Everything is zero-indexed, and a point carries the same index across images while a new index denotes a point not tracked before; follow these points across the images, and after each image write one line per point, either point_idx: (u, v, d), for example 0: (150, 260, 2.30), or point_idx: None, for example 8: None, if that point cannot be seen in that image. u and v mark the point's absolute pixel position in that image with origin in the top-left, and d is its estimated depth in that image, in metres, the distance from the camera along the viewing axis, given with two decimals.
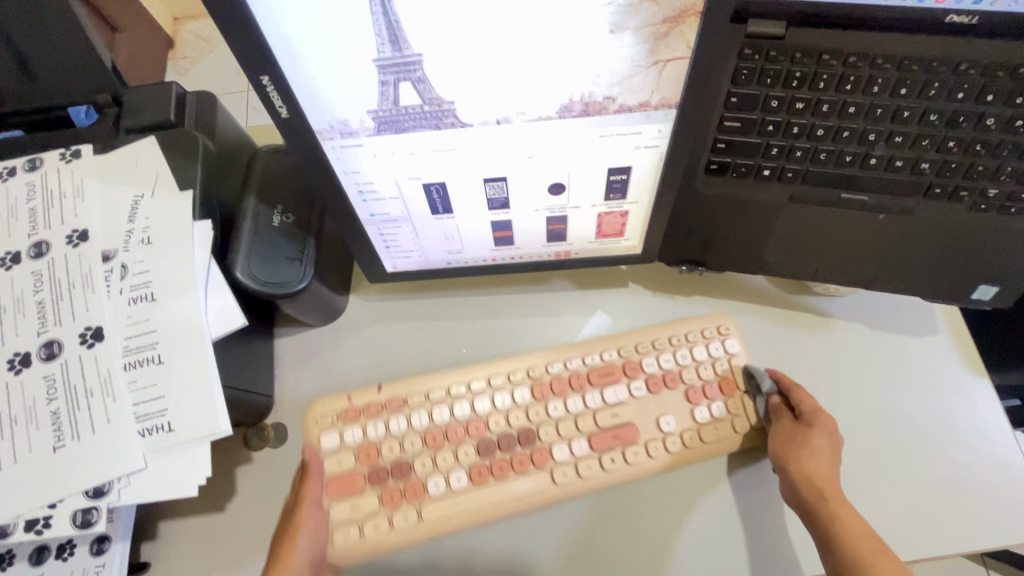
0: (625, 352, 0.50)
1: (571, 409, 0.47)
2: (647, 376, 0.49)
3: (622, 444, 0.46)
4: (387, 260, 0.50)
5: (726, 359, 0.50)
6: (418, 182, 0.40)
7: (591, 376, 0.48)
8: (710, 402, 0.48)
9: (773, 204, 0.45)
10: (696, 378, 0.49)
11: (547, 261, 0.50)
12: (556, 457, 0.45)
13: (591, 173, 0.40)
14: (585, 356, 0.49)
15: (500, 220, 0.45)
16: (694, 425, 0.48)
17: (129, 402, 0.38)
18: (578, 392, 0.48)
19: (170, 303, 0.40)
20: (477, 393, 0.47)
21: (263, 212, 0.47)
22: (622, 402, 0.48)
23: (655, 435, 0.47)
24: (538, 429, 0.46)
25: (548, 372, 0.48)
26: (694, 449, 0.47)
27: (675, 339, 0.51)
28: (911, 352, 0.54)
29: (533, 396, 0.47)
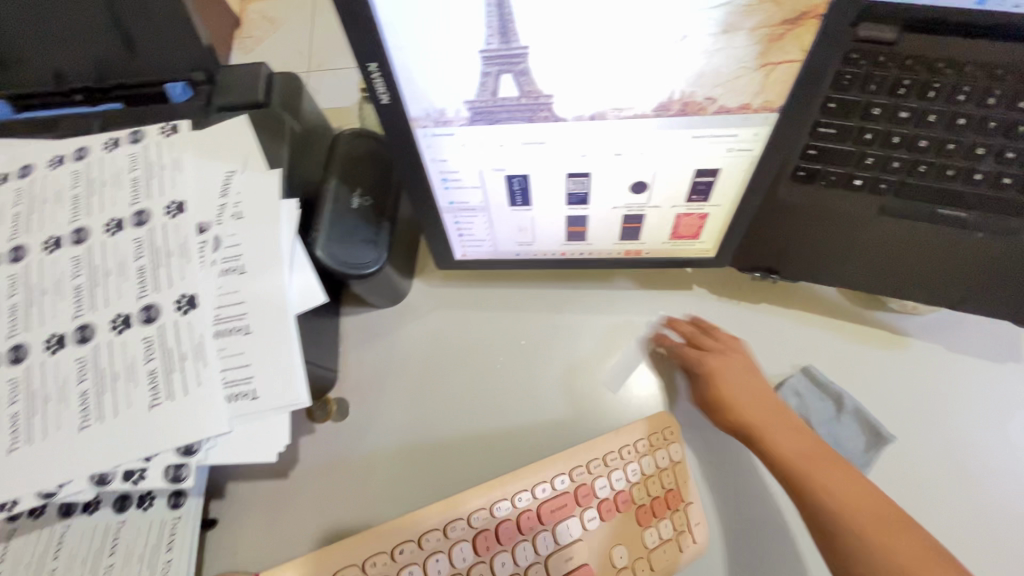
0: (572, 477, 0.45)
1: (522, 560, 0.42)
2: (599, 503, 0.45)
3: None
4: (458, 248, 0.50)
5: (672, 470, 0.47)
6: (501, 173, 0.41)
7: (542, 512, 0.43)
8: (659, 521, 0.45)
9: (860, 215, 0.44)
10: (646, 496, 0.46)
11: (616, 259, 0.50)
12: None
13: (677, 173, 0.40)
14: (534, 489, 0.44)
15: (577, 215, 0.45)
16: (645, 551, 0.44)
17: (218, 368, 0.40)
18: (528, 535, 0.43)
19: (259, 276, 0.42)
20: (429, 552, 0.41)
21: (343, 194, 0.48)
22: (574, 540, 0.43)
23: (608, 571, 0.43)
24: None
25: (492, 517, 0.43)
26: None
27: (624, 453, 0.47)
28: (991, 378, 0.52)
29: (476, 552, 0.41)
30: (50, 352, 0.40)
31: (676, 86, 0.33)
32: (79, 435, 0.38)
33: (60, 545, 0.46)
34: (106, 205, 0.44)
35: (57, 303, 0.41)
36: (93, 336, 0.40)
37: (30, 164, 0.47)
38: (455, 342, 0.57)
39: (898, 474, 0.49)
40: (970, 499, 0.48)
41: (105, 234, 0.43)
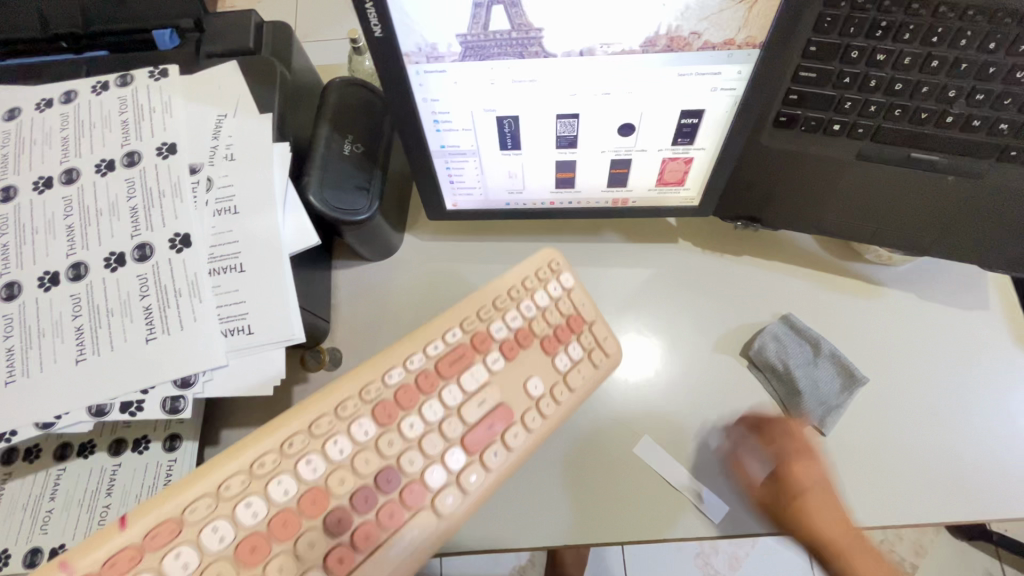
0: (468, 328, 0.46)
1: (431, 416, 0.42)
2: (498, 345, 0.46)
3: (500, 432, 0.43)
4: (449, 197, 0.51)
5: (566, 297, 0.49)
6: (492, 114, 0.41)
7: (440, 368, 0.43)
8: (565, 347, 0.47)
9: (840, 161, 0.45)
10: (546, 327, 0.47)
11: (604, 208, 0.51)
12: (449, 469, 0.41)
13: (664, 115, 0.41)
14: (426, 348, 0.44)
15: (566, 160, 0.45)
16: (558, 377, 0.47)
17: (213, 304, 0.40)
18: (432, 395, 0.43)
19: (252, 216, 0.42)
20: (348, 420, 0.40)
21: (335, 141, 0.49)
22: (482, 385, 0.44)
23: (525, 402, 0.45)
24: (418, 447, 0.41)
25: (388, 385, 0.42)
26: (568, 400, 0.46)
27: (513, 294, 0.48)
28: (960, 324, 0.54)
29: (378, 424, 0.41)
30: (43, 289, 0.40)
31: (663, 20, 0.34)
32: (76, 368, 0.38)
33: (56, 487, 0.47)
34: (96, 147, 0.44)
35: (50, 242, 0.41)
36: (87, 274, 0.40)
37: (16, 107, 0.46)
38: (445, 294, 0.58)
39: (872, 415, 0.51)
40: (940, 436, 0.50)
41: (97, 175, 0.43)
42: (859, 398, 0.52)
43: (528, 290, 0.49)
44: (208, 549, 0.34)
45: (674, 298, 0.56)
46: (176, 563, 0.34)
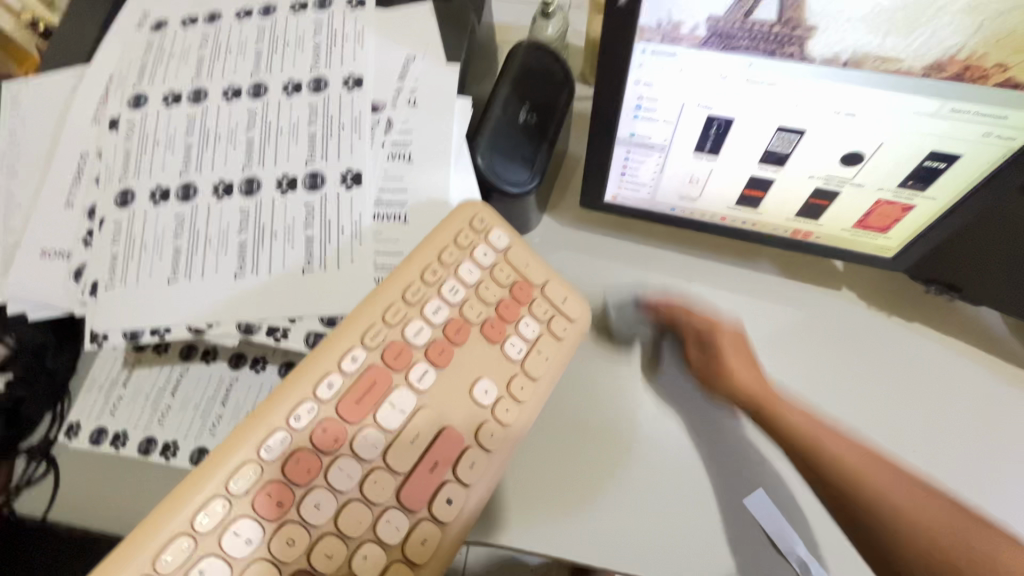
0: (375, 342, 0.36)
1: (347, 469, 0.33)
2: (419, 356, 0.36)
3: (447, 464, 0.35)
4: (612, 188, 0.47)
5: (504, 262, 0.40)
6: (705, 111, 0.37)
7: (339, 409, 0.34)
8: (513, 329, 0.39)
9: None
10: (484, 310, 0.38)
11: (779, 236, 0.46)
12: (389, 538, 0.33)
13: (907, 152, 0.35)
14: (318, 390, 0.34)
15: (764, 177, 0.41)
16: (513, 368, 0.38)
17: (372, 249, 0.39)
18: (338, 449, 0.33)
19: (426, 168, 0.41)
20: (234, 513, 0.31)
21: (509, 106, 0.46)
22: (411, 416, 0.35)
23: (473, 414, 0.36)
24: (337, 523, 0.32)
25: (276, 449, 0.32)
26: (529, 397, 0.38)
27: (430, 279, 0.38)
28: None
29: (272, 511, 0.31)
30: (217, 198, 0.40)
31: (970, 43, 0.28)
32: (234, 282, 0.38)
33: (178, 385, 0.49)
34: (286, 65, 0.44)
35: (229, 151, 0.41)
36: (259, 191, 0.40)
37: (219, 12, 0.46)
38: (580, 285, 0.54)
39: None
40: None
41: (282, 94, 0.43)
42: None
43: (465, 250, 0.39)
44: (236, 559, 0.30)
45: (824, 349, 0.50)
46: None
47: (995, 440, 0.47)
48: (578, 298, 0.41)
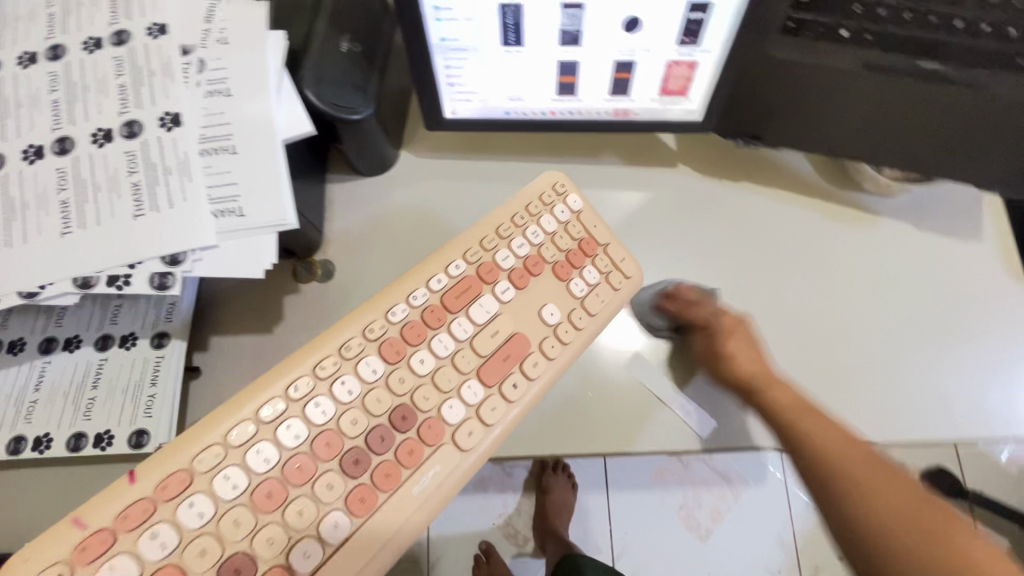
0: (473, 259, 0.46)
1: (440, 347, 0.42)
2: (508, 275, 0.46)
3: (515, 361, 0.44)
4: (447, 103, 0.50)
5: (577, 220, 0.49)
6: (495, 1, 0.40)
7: (446, 301, 0.43)
8: (580, 272, 0.47)
9: (846, 72, 0.44)
10: (557, 253, 0.47)
11: (605, 120, 0.51)
12: (469, 402, 0.42)
13: (669, 10, 0.40)
14: (429, 282, 0.44)
15: (569, 60, 0.45)
16: (574, 302, 0.47)
17: (204, 184, 0.39)
18: (441, 327, 0.43)
19: (245, 100, 0.41)
20: (355, 359, 0.40)
21: (331, 35, 0.47)
22: (495, 316, 0.44)
23: (542, 330, 0.45)
24: (431, 384, 0.42)
25: (391, 322, 0.42)
26: (586, 325, 0.47)
27: (519, 221, 0.47)
28: (952, 254, 0.54)
29: (386, 362, 0.41)
30: (28, 162, 0.39)
31: None
32: (61, 241, 0.37)
33: (41, 379, 0.46)
34: (83, 24, 0.42)
35: (34, 116, 0.40)
36: (73, 148, 0.39)
37: None
38: (446, 209, 0.58)
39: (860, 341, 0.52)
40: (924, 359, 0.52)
41: (83, 53, 0.42)
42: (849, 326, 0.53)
43: (547, 206, 0.49)
44: (285, 447, 0.37)
45: (669, 220, 0.56)
46: (225, 484, 0.35)
47: (838, 275, 0.54)
48: (634, 260, 0.50)
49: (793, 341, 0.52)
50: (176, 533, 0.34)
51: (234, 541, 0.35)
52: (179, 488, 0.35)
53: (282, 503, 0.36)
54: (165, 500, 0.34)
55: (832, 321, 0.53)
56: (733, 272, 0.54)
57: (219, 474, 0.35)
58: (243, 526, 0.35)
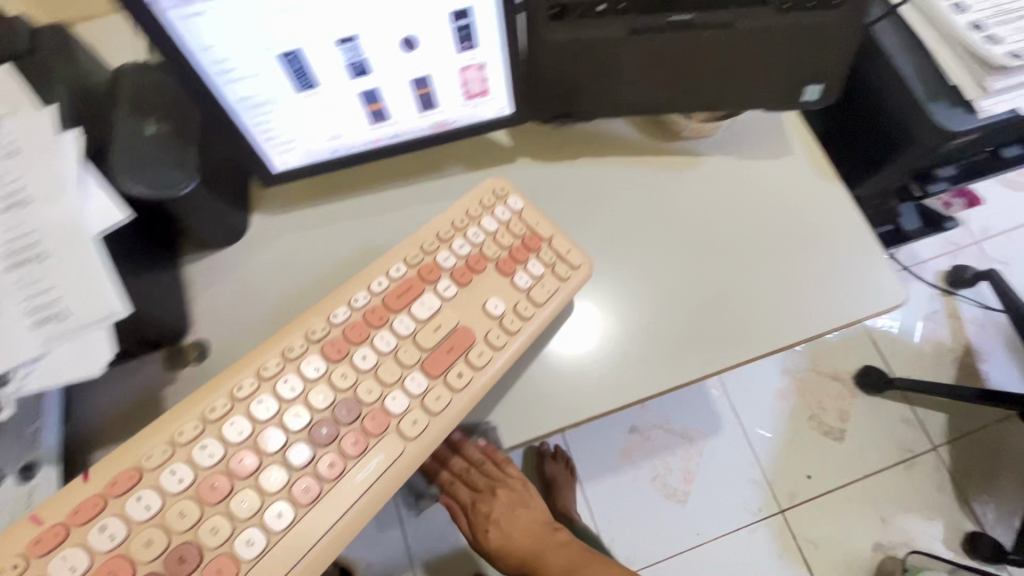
0: (414, 262, 0.49)
1: (381, 345, 0.45)
2: (450, 274, 0.49)
3: (457, 353, 0.46)
4: (273, 157, 0.51)
5: (518, 218, 0.52)
6: (274, 52, 0.42)
7: (388, 302, 0.47)
8: (524, 267, 0.50)
9: (615, 40, 0.49)
10: (498, 251, 0.50)
11: (428, 135, 0.53)
12: (412, 391, 0.44)
13: (434, 21, 0.43)
14: (370, 287, 0.48)
15: (368, 88, 0.47)
16: (519, 295, 0.49)
17: (18, 299, 0.39)
18: (383, 326, 0.46)
19: (45, 204, 0.41)
20: (298, 359, 0.44)
21: (135, 124, 0.48)
22: (436, 312, 0.47)
23: (487, 323, 0.48)
24: (374, 376, 0.45)
25: (334, 325, 0.46)
26: (532, 314, 0.48)
27: (459, 225, 0.51)
28: (773, 173, 0.60)
29: (331, 360, 0.44)
30: None
31: None
32: None
33: None
34: None
35: None
36: None
37: None
38: (306, 261, 0.58)
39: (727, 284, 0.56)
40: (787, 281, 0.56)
41: None
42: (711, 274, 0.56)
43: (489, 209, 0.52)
44: (230, 442, 0.41)
45: None
46: (171, 479, 0.39)
47: (696, 218, 0.58)
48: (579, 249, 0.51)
49: (670, 285, 0.56)
50: (125, 525, 0.38)
51: (179, 531, 0.39)
52: (129, 483, 0.39)
53: (225, 494, 0.40)
54: (114, 496, 0.39)
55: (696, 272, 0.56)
56: (595, 244, 0.58)
57: (166, 469, 0.40)
58: (187, 519, 0.39)
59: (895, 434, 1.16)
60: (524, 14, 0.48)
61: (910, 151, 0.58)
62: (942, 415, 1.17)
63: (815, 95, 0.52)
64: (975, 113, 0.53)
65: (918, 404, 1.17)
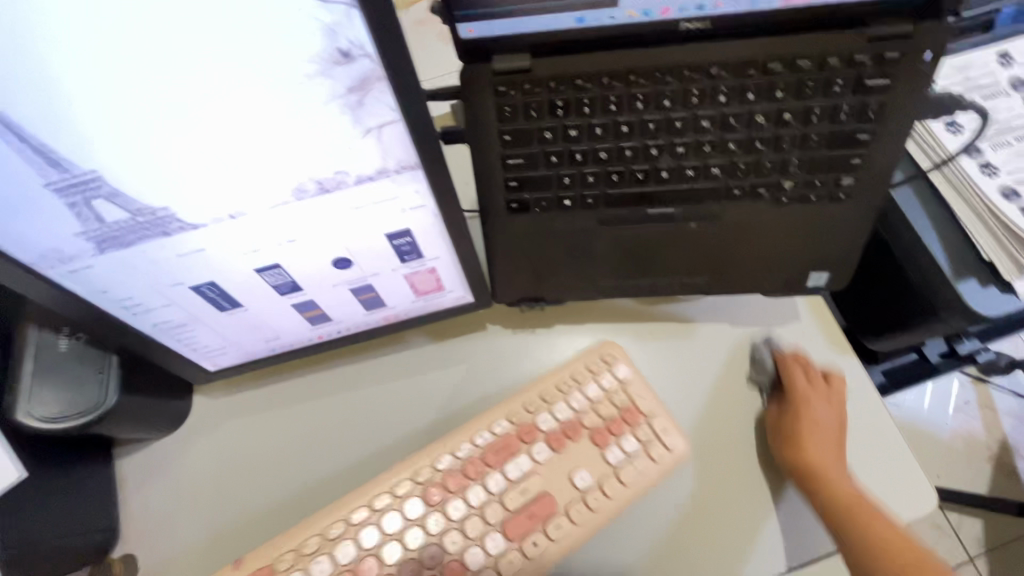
0: (514, 420, 0.46)
1: (473, 501, 0.43)
2: (546, 437, 0.45)
3: (539, 522, 0.43)
4: (205, 360, 0.46)
5: (622, 388, 0.47)
6: (183, 286, 0.37)
7: (488, 457, 0.44)
8: (620, 441, 0.45)
9: (586, 230, 0.43)
10: (598, 419, 0.46)
11: (379, 326, 0.47)
12: (490, 550, 0.42)
13: (369, 243, 0.37)
14: (473, 438, 0.45)
15: (301, 302, 0.41)
16: (609, 469, 0.44)
17: None
18: (478, 479, 0.43)
19: None
20: (401, 498, 0.43)
21: (46, 340, 0.43)
22: (526, 476, 0.44)
23: (572, 494, 0.44)
24: (460, 528, 0.42)
25: (438, 470, 0.44)
26: (618, 497, 0.44)
27: (563, 386, 0.47)
28: (778, 342, 0.53)
29: (428, 504, 0.42)
30: None
31: (303, 165, 0.31)
32: None
33: None
34: None
35: None
36: None
37: None
38: (256, 450, 0.52)
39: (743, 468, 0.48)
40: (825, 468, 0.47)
41: None
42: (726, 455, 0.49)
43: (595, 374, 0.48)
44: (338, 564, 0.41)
45: (490, 394, 0.52)
46: None
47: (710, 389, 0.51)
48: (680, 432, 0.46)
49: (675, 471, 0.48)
50: None
51: None
52: None
53: None
54: None
55: (707, 452, 0.49)
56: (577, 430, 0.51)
57: None
58: None
59: (925, 541, 1.05)
60: (478, 210, 0.42)
61: (934, 327, 0.50)
62: (978, 522, 1.07)
63: (820, 282, 0.46)
64: (1013, 293, 0.44)
65: (951, 510, 1.06)
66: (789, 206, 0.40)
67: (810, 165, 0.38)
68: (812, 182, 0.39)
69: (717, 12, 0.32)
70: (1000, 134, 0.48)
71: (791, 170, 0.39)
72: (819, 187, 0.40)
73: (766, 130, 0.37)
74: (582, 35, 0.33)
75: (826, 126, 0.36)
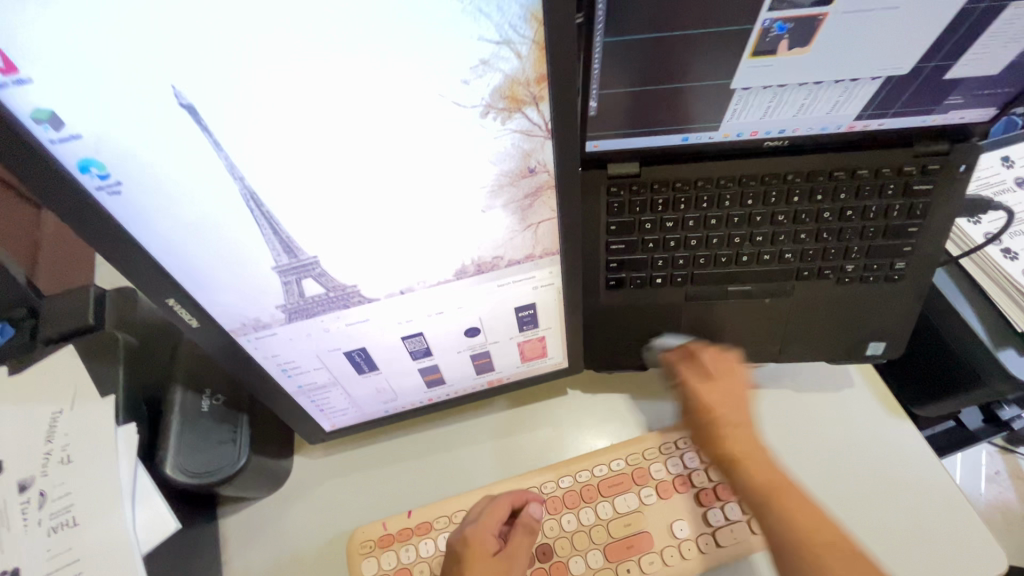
0: (634, 461, 0.52)
1: (584, 521, 0.50)
2: (657, 483, 0.51)
3: (636, 554, 0.49)
4: (325, 420, 0.50)
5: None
6: (338, 351, 0.42)
7: (602, 486, 0.51)
8: (724, 504, 0.50)
9: (672, 304, 0.50)
10: (707, 479, 0.51)
11: (481, 390, 0.52)
12: (591, 565, 0.48)
13: (499, 315, 0.43)
14: (593, 468, 0.52)
15: (427, 366, 0.46)
16: (708, 528, 0.49)
17: None
18: (591, 502, 0.51)
19: (94, 524, 0.39)
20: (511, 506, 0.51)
21: (190, 399, 0.47)
22: (633, 511, 0.50)
23: (670, 540, 0.49)
24: (570, 537, 0.49)
25: (559, 487, 0.52)
26: (712, 554, 0.48)
27: (681, 443, 0.53)
28: (838, 407, 0.58)
29: (547, 510, 0.50)
30: None
31: (469, 251, 0.37)
32: None
33: None
34: None
35: None
36: None
37: None
38: (364, 504, 0.55)
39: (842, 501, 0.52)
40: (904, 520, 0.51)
41: None
42: (823, 491, 0.53)
43: None
44: None
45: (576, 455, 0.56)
46: (426, 546, 0.50)
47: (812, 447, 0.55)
48: None
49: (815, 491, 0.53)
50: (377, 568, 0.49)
51: None
52: (404, 536, 0.50)
53: None
54: (383, 547, 0.50)
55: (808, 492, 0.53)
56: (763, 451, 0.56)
57: (426, 538, 0.50)
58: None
59: None
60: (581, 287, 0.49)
61: (980, 393, 0.55)
62: None
63: (878, 350, 0.51)
64: None
65: None
66: (850, 285, 0.47)
67: (868, 252, 0.45)
68: (870, 265, 0.46)
69: (794, 135, 0.40)
70: (1015, 225, 0.57)
71: (852, 256, 0.46)
72: (876, 270, 0.46)
73: (832, 223, 0.44)
74: (685, 149, 0.42)
75: (881, 221, 0.44)
